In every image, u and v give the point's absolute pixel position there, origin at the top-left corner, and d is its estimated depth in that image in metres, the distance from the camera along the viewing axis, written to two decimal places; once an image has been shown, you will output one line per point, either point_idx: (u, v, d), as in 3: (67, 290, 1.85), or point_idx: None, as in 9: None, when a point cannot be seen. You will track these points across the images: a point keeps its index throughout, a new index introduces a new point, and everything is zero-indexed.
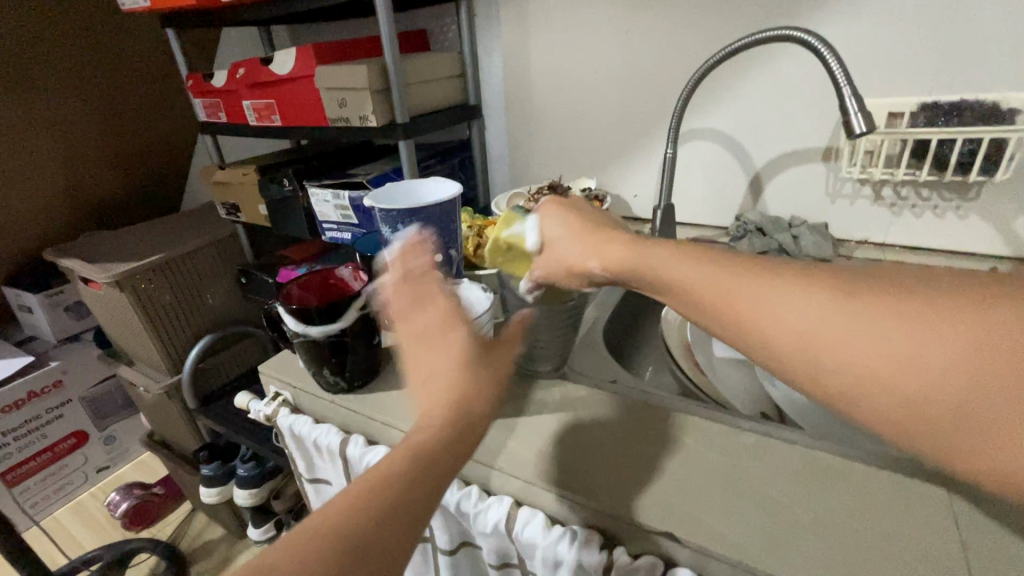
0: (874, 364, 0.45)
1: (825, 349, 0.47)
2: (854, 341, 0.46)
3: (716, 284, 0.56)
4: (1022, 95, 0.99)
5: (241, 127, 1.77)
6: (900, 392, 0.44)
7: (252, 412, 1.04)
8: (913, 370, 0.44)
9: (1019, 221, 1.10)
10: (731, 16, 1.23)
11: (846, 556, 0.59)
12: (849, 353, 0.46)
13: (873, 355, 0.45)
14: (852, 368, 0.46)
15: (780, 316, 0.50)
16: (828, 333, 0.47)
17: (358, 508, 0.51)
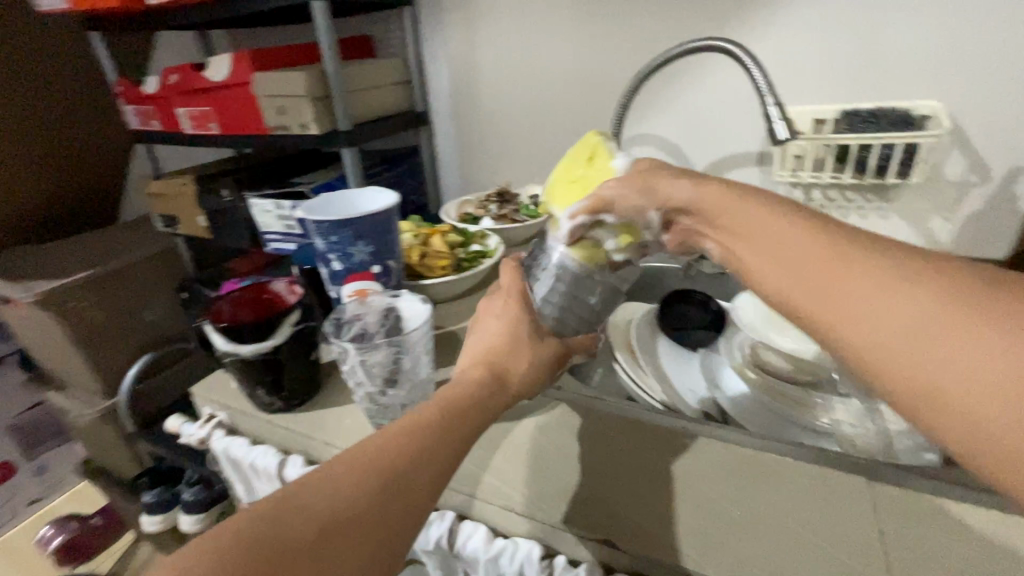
0: (896, 340, 0.40)
1: (842, 309, 0.43)
2: (886, 311, 0.41)
3: (761, 240, 0.53)
4: (929, 104, 1.07)
5: (175, 136, 1.69)
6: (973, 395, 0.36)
7: (184, 436, 0.98)
8: (944, 359, 0.37)
9: (933, 220, 1.17)
10: (666, 27, 1.27)
11: (776, 551, 0.61)
12: (871, 322, 0.41)
13: (952, 344, 0.37)
14: (874, 336, 0.41)
15: (816, 275, 0.46)
16: (856, 298, 0.43)
17: (334, 492, 0.48)
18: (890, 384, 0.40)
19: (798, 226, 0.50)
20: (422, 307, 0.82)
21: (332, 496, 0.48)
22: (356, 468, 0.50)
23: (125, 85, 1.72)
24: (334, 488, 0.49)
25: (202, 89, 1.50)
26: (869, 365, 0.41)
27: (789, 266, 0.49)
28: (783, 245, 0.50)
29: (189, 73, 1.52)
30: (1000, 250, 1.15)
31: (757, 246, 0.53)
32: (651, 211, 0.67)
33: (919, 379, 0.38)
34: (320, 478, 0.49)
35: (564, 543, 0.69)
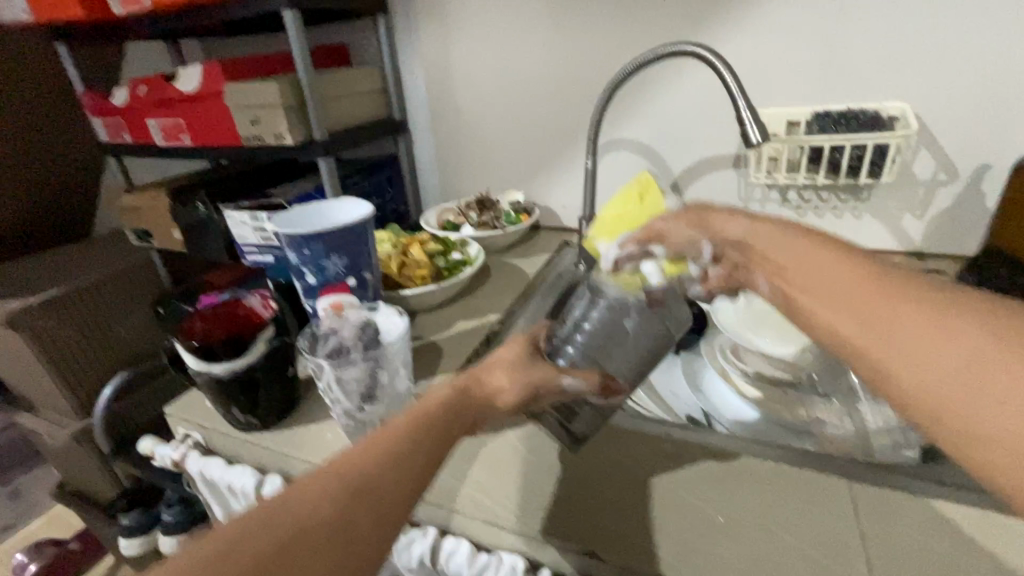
0: (950, 379, 0.40)
1: (898, 343, 0.44)
2: (942, 350, 0.41)
3: (819, 271, 0.53)
4: (896, 105, 1.10)
5: (147, 148, 1.65)
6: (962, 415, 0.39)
7: (157, 458, 0.96)
8: (1002, 404, 0.37)
9: (905, 218, 1.20)
10: (640, 32, 1.28)
11: (759, 555, 0.60)
12: (925, 359, 0.42)
13: (942, 367, 0.41)
14: (926, 371, 0.42)
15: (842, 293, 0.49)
16: (912, 333, 0.43)
17: (316, 502, 0.47)
18: (939, 420, 0.41)
19: (864, 263, 0.51)
20: (399, 320, 0.81)
21: (311, 505, 0.47)
22: (338, 477, 0.49)
23: (93, 97, 1.68)
24: (312, 493, 0.47)
25: (173, 100, 1.47)
26: (917, 398, 0.42)
27: (845, 297, 0.49)
28: (842, 277, 0.51)
29: (159, 84, 1.49)
30: (970, 247, 1.17)
31: (814, 275, 0.53)
32: (703, 242, 0.75)
33: (972, 418, 0.39)
34: (306, 486, 0.48)
35: (548, 556, 0.68)
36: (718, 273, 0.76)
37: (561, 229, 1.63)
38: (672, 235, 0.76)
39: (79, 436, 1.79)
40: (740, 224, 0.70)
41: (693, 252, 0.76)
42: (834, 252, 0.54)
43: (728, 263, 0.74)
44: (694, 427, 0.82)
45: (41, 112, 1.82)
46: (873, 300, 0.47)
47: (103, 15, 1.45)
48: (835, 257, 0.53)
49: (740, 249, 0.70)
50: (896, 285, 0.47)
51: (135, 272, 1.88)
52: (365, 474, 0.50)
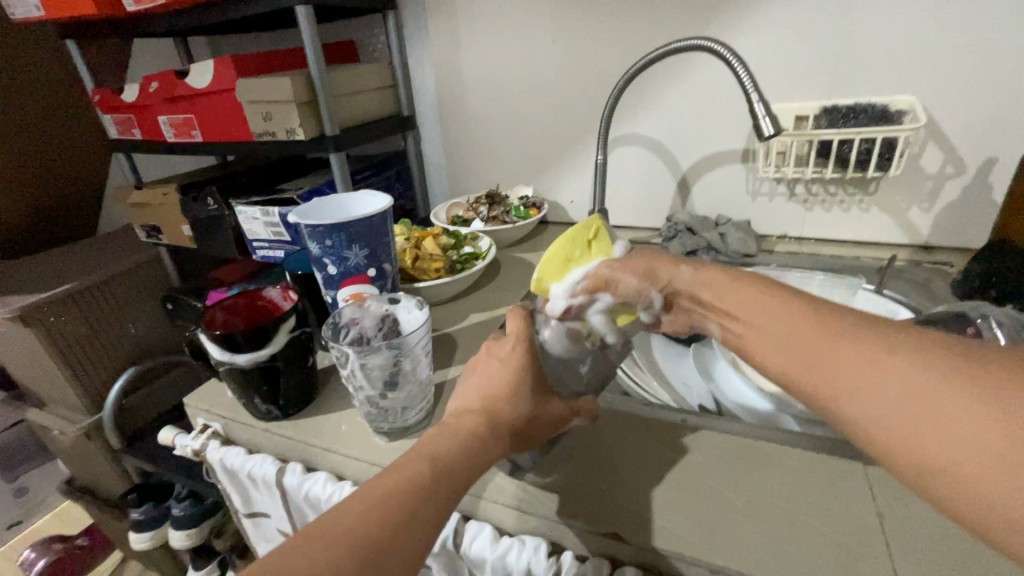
0: (890, 413, 0.44)
1: (842, 383, 0.48)
2: (882, 389, 0.45)
3: (769, 318, 0.59)
4: (906, 99, 1.10)
5: (158, 144, 1.66)
6: (913, 441, 0.42)
7: (178, 447, 0.97)
8: (948, 443, 0.40)
9: (912, 211, 1.21)
10: (651, 28, 1.29)
11: (778, 535, 0.62)
12: (866, 395, 0.46)
13: (891, 402, 0.44)
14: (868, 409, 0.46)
15: (799, 343, 0.54)
16: (851, 373, 0.48)
17: (369, 528, 0.48)
18: (896, 455, 0.44)
19: (808, 307, 0.56)
20: (419, 312, 0.82)
21: (365, 530, 0.47)
22: (383, 504, 0.50)
23: (103, 94, 1.68)
24: (362, 522, 0.48)
25: (185, 96, 1.48)
26: (868, 433, 0.46)
27: (793, 341, 0.55)
28: (791, 326, 0.56)
29: (171, 79, 1.49)
30: (977, 239, 1.19)
31: (767, 324, 0.59)
32: (654, 292, 0.78)
33: (920, 456, 0.42)
34: (360, 509, 0.49)
35: (568, 539, 0.69)
36: (670, 319, 0.80)
37: (569, 224, 1.64)
38: (621, 286, 0.78)
39: (90, 431, 1.80)
40: (684, 273, 0.74)
41: (644, 302, 0.79)
42: (783, 299, 0.59)
43: (677, 309, 0.79)
44: (707, 414, 0.83)
45: (52, 109, 1.83)
46: (820, 344, 0.52)
47: (115, 11, 1.45)
48: (782, 305, 0.59)
49: (690, 299, 0.75)
50: (835, 329, 0.52)
51: (145, 269, 1.88)
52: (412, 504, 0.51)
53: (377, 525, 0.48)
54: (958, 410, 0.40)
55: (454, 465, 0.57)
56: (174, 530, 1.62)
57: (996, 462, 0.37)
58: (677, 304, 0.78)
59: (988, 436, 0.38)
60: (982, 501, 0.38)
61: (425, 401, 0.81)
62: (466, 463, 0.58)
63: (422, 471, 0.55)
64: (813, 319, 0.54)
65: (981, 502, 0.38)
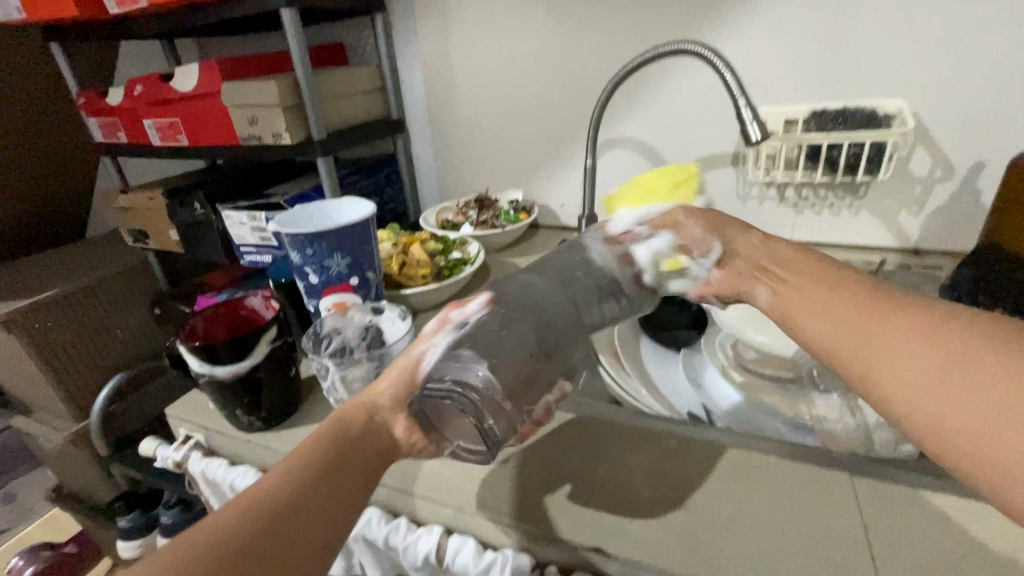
0: (929, 388, 0.49)
1: (917, 394, 0.50)
2: (923, 367, 0.50)
3: (848, 319, 0.60)
4: (894, 103, 1.10)
5: (143, 148, 1.64)
6: (949, 415, 0.47)
7: (159, 459, 0.95)
8: (988, 415, 0.44)
9: (901, 215, 1.21)
10: (639, 30, 1.28)
11: (764, 550, 0.61)
12: (908, 372, 0.51)
13: (927, 377, 0.49)
14: (955, 424, 0.46)
15: (853, 319, 0.59)
16: (895, 353, 0.53)
17: (221, 533, 0.48)
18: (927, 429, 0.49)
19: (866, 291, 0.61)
20: (402, 322, 0.81)
21: (219, 535, 0.47)
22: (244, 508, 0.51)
23: (88, 97, 1.66)
24: (211, 526, 0.48)
25: (170, 100, 1.46)
26: (901, 403, 0.51)
27: (870, 344, 0.56)
28: (873, 327, 0.57)
29: (155, 83, 1.47)
30: (966, 243, 1.19)
31: (844, 327, 0.60)
32: (715, 245, 0.82)
33: (954, 430, 0.46)
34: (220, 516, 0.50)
35: (555, 553, 0.68)
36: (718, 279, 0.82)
37: (560, 228, 1.63)
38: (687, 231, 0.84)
39: (76, 438, 1.77)
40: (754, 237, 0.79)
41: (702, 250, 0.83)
42: (871, 300, 0.60)
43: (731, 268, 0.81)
44: (695, 422, 0.82)
45: (36, 112, 1.80)
46: (873, 321, 0.57)
47: (98, 13, 1.43)
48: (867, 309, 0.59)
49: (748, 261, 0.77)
50: (918, 336, 0.53)
51: (132, 273, 1.86)
52: (278, 506, 0.51)
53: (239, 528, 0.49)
54: (1001, 386, 0.45)
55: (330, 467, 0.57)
56: (162, 539, 1.60)
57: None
58: (731, 263, 0.81)
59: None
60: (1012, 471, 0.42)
61: None
62: (345, 463, 0.59)
63: (293, 475, 0.55)
64: (895, 324, 0.55)
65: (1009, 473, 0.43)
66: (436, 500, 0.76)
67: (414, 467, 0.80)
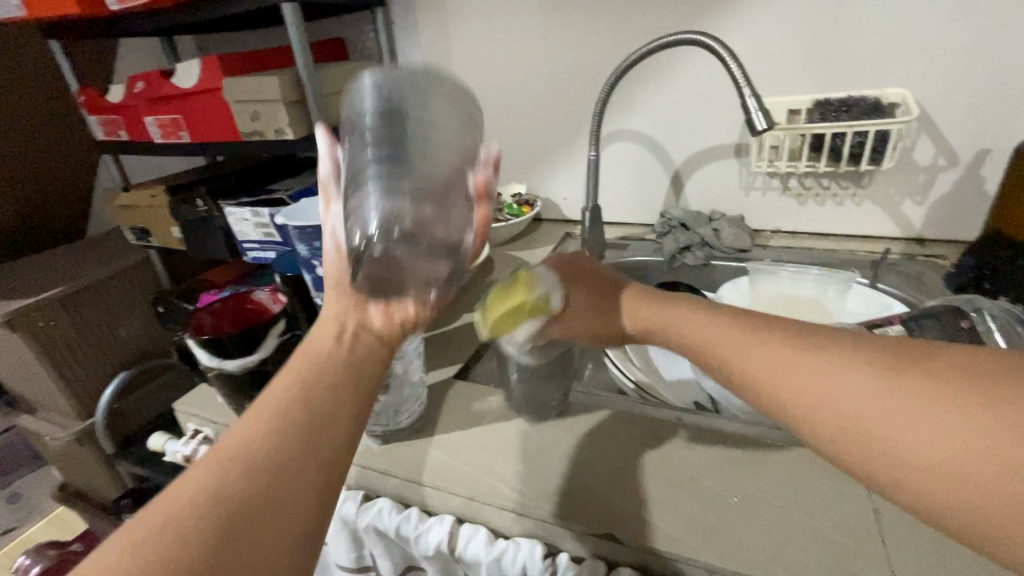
0: (871, 420, 0.41)
1: (876, 448, 0.40)
2: (855, 391, 0.43)
3: (772, 370, 0.49)
4: (898, 92, 1.10)
5: (145, 146, 1.63)
6: (897, 449, 0.39)
7: (168, 454, 0.95)
8: (943, 448, 0.37)
9: (905, 204, 1.21)
10: (641, 22, 1.28)
11: (775, 535, 0.61)
12: (847, 397, 0.43)
13: (863, 406, 0.42)
14: (913, 460, 0.38)
15: (774, 351, 0.50)
16: (826, 381, 0.45)
17: (183, 518, 0.40)
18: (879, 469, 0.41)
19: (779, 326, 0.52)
20: None
21: (182, 525, 0.40)
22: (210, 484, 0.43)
23: (88, 95, 1.66)
24: (166, 516, 0.40)
25: (171, 96, 1.46)
26: (842, 436, 0.43)
27: (802, 400, 0.46)
28: (800, 374, 0.47)
29: (156, 80, 1.47)
30: (970, 231, 1.19)
31: (770, 376, 0.49)
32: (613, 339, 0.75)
33: (910, 469, 0.38)
34: (172, 502, 0.41)
35: (566, 541, 0.68)
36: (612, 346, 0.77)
37: (563, 222, 1.63)
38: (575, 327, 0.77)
39: (81, 436, 1.77)
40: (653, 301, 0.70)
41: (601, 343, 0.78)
42: (783, 345, 0.50)
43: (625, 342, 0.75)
44: (699, 411, 0.82)
45: (36, 111, 1.80)
46: (790, 353, 0.49)
47: (98, 10, 1.42)
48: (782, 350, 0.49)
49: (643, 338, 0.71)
50: (849, 375, 0.44)
51: (134, 271, 1.86)
52: (247, 473, 0.44)
53: (205, 511, 0.41)
54: (956, 418, 0.37)
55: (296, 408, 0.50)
56: None
57: (994, 471, 0.34)
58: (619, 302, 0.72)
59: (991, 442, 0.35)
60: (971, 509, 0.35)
61: (416, 404, 0.84)
62: (319, 399, 0.51)
63: (254, 433, 0.47)
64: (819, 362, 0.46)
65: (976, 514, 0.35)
66: (447, 491, 0.76)
67: (424, 458, 0.80)
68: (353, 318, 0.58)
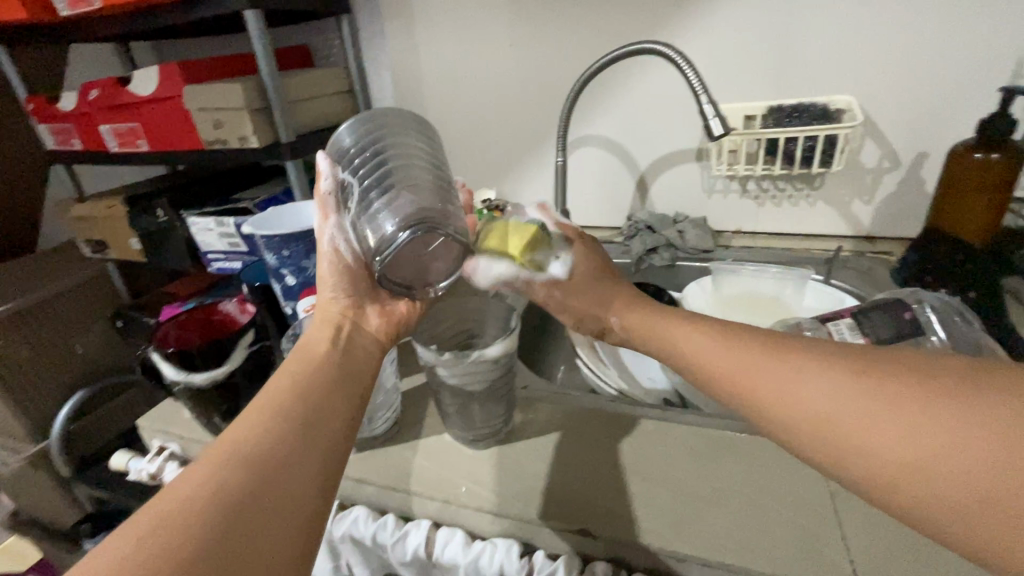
0: (838, 418, 0.49)
1: (847, 443, 0.48)
2: (825, 394, 0.50)
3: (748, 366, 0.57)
4: (844, 99, 1.16)
5: (100, 155, 1.58)
6: (863, 444, 0.47)
7: (132, 472, 0.91)
8: (901, 444, 0.45)
9: (855, 205, 1.28)
10: (604, 31, 1.31)
11: (741, 522, 0.64)
12: (815, 400, 0.51)
13: (831, 407, 0.49)
14: (874, 453, 0.46)
15: (753, 358, 0.58)
16: (801, 385, 0.52)
17: (198, 500, 0.46)
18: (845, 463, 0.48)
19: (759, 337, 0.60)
20: None
21: (197, 511, 0.46)
22: (221, 475, 0.49)
23: (38, 102, 1.59)
24: (186, 502, 0.46)
25: (128, 104, 1.42)
26: (814, 434, 0.50)
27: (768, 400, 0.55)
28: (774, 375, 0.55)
29: (111, 87, 1.42)
30: (913, 229, 1.27)
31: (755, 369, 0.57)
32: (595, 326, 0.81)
33: (874, 463, 0.46)
34: (187, 489, 0.47)
35: (542, 539, 0.69)
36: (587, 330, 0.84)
37: None
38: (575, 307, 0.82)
39: (34, 460, 1.69)
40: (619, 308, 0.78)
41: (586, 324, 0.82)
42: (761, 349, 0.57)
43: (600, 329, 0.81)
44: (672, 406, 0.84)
45: None
46: (770, 361, 0.56)
47: (48, 15, 1.37)
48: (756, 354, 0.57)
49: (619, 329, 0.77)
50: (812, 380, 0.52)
51: (91, 285, 1.79)
52: (246, 462, 0.50)
53: (218, 496, 0.47)
54: (914, 417, 0.45)
55: (298, 416, 0.57)
56: None
57: (946, 465, 0.42)
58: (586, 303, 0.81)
59: (942, 439, 0.43)
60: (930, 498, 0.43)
61: (391, 409, 0.84)
62: (310, 408, 0.58)
63: (250, 430, 0.54)
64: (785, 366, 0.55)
65: (931, 501, 0.43)
66: (424, 496, 0.76)
67: (400, 464, 0.80)
68: (354, 318, 0.73)
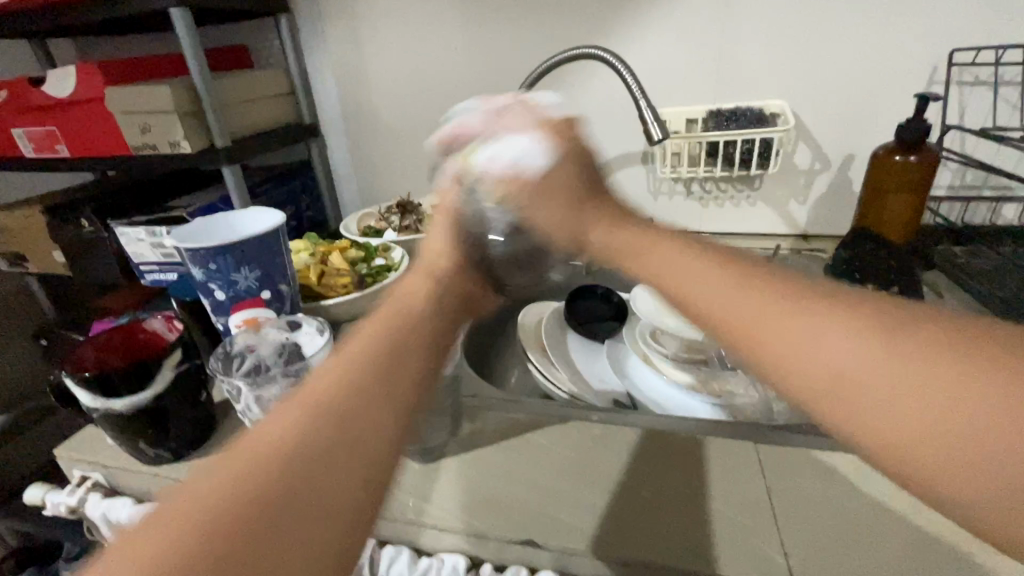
0: (863, 374, 0.36)
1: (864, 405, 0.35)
2: (842, 347, 0.37)
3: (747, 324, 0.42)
4: (779, 103, 1.21)
5: (14, 162, 1.46)
6: (884, 407, 0.34)
7: (48, 508, 0.86)
8: (955, 428, 0.32)
9: (792, 205, 1.33)
10: (549, 36, 1.32)
11: (684, 523, 0.65)
12: (827, 357, 0.37)
13: (851, 362, 0.36)
14: (905, 429, 0.33)
15: (743, 301, 0.42)
16: (809, 336, 0.38)
17: (318, 421, 0.38)
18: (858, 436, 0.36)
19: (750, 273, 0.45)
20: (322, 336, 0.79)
21: (314, 436, 0.37)
22: (333, 401, 0.40)
23: None
24: (296, 424, 0.38)
25: (44, 107, 1.32)
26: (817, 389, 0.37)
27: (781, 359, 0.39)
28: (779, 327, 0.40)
29: (24, 88, 1.32)
30: (844, 227, 1.33)
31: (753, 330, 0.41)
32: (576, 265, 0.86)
33: (903, 444, 0.34)
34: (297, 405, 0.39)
35: (490, 552, 0.68)
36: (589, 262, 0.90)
37: None
38: None
39: None
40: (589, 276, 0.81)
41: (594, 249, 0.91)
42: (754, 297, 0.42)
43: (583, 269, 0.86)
44: (621, 409, 0.87)
45: None
46: (767, 308, 0.41)
47: None
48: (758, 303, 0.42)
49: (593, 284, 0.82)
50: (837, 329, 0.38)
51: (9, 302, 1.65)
52: (285, 474, 0.35)
53: (275, 486, 0.34)
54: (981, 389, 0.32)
55: (412, 340, 0.48)
56: None
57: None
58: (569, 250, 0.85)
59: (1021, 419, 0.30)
60: (980, 486, 0.31)
61: None
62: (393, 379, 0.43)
63: (297, 422, 0.38)
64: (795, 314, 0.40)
65: (993, 503, 0.31)
66: None
67: None
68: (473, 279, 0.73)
